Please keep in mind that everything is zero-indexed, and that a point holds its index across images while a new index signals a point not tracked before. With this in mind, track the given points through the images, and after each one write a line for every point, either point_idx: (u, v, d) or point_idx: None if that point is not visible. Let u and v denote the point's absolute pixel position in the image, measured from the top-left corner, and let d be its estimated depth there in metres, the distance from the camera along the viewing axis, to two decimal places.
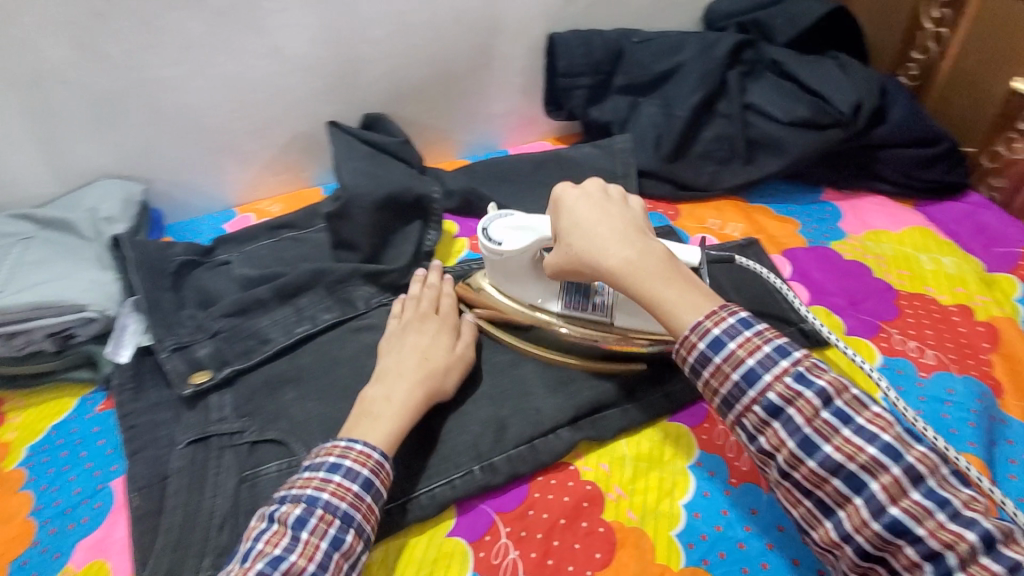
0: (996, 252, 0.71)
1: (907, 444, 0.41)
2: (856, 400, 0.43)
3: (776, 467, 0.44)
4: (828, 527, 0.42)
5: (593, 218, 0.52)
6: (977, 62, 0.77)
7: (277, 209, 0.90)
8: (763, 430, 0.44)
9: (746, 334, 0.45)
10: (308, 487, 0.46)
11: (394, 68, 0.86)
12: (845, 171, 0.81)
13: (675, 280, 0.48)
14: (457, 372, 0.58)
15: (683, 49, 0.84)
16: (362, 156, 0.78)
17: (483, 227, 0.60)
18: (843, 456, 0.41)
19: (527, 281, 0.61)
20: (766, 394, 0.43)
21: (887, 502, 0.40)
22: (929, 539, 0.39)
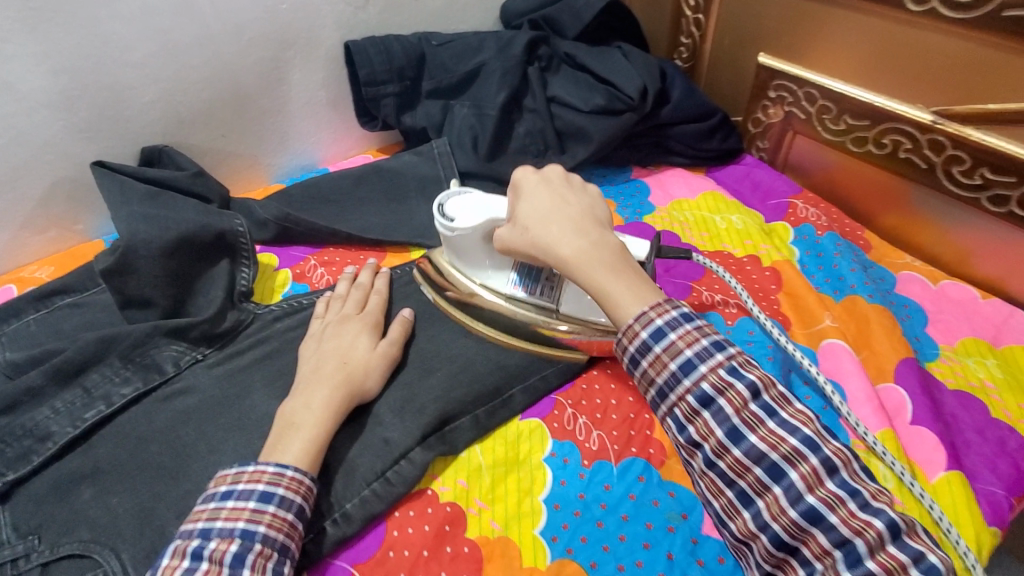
0: (771, 204, 0.80)
1: (825, 437, 0.42)
2: (781, 396, 0.44)
3: (701, 458, 0.44)
4: (746, 518, 0.43)
5: (553, 204, 0.52)
6: (729, 43, 0.89)
7: (46, 274, 0.75)
8: (692, 420, 0.44)
9: (686, 326, 0.45)
10: (239, 519, 0.43)
11: (168, 93, 0.76)
12: (645, 149, 0.88)
13: (623, 272, 0.48)
14: (379, 371, 0.56)
15: (483, 49, 0.85)
16: (140, 197, 0.67)
17: (440, 203, 0.61)
18: (766, 445, 0.42)
19: (479, 261, 0.62)
20: (699, 383, 0.44)
21: (804, 491, 0.41)
22: (841, 526, 0.39)
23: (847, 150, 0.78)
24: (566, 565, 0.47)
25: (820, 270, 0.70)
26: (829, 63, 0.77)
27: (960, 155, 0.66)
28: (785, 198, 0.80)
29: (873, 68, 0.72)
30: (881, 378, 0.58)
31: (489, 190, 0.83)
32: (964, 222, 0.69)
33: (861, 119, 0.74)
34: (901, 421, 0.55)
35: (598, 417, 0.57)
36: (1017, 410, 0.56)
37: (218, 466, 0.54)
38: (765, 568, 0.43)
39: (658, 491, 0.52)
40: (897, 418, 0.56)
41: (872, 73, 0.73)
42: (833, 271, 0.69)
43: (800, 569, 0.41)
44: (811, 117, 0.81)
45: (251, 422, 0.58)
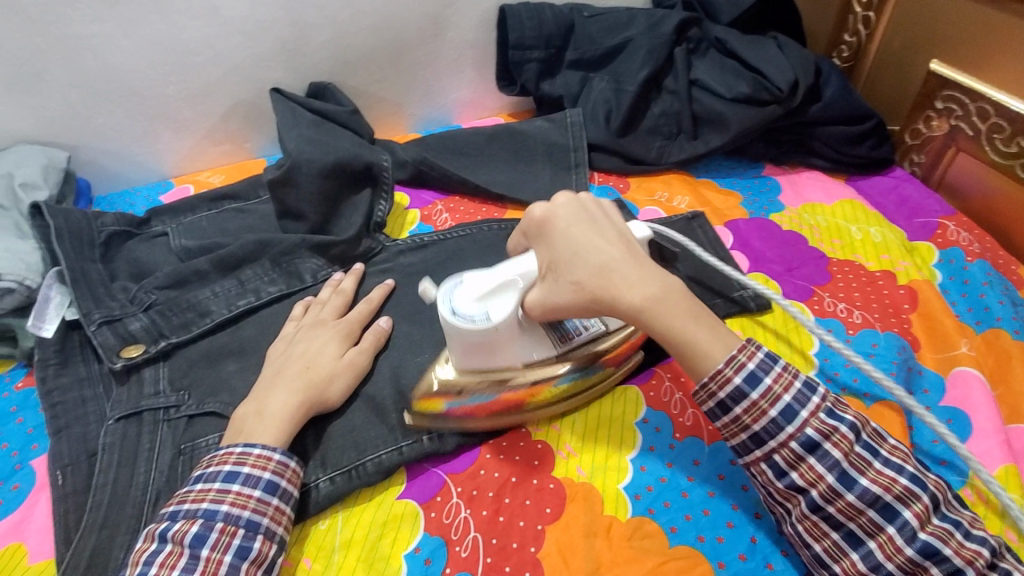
0: (917, 222, 0.75)
1: (925, 473, 0.44)
2: (875, 433, 0.46)
3: (804, 502, 0.45)
4: (854, 558, 0.44)
5: (604, 242, 0.50)
6: (900, 45, 0.82)
7: (217, 181, 0.86)
8: (797, 467, 0.45)
9: (779, 369, 0.46)
10: (204, 500, 0.44)
11: (340, 35, 0.84)
12: (783, 147, 0.84)
13: (701, 316, 0.48)
14: (344, 381, 0.54)
15: (633, 25, 0.85)
16: (307, 123, 0.75)
17: (450, 314, 0.49)
18: (879, 487, 0.43)
19: (518, 342, 0.52)
20: (805, 430, 0.45)
21: (917, 528, 0.42)
22: (955, 557, 0.42)
23: (1014, 176, 0.71)
24: (646, 522, 0.49)
25: (963, 298, 0.65)
26: (1013, 78, 0.70)
27: None
28: (935, 217, 0.75)
29: None
30: (1013, 418, 0.56)
31: (614, 166, 0.84)
32: None
33: None
34: None
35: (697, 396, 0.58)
36: None
37: None
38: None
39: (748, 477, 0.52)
40: (1022, 460, 0.53)
41: None
42: (978, 301, 0.65)
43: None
44: (979, 135, 0.74)
45: None
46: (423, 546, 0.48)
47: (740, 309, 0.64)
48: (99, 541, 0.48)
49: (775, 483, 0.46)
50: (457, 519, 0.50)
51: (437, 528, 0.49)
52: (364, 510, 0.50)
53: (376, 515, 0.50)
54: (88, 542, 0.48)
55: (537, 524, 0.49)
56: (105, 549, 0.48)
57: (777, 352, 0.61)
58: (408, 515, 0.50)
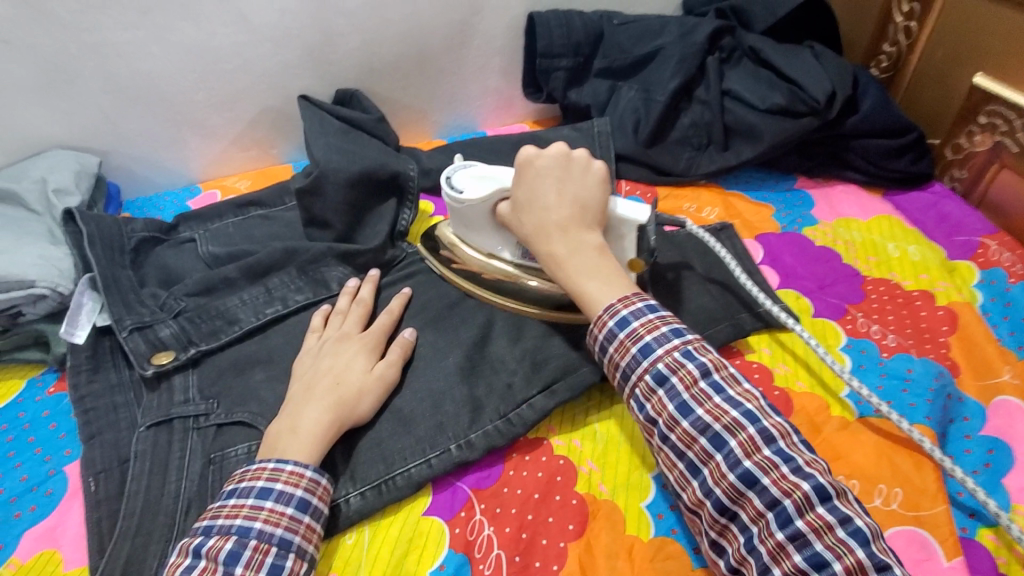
0: (957, 240, 0.72)
1: (764, 412, 0.44)
2: (730, 376, 0.46)
3: (657, 434, 0.46)
4: (694, 487, 0.44)
5: (545, 194, 0.55)
6: (943, 56, 0.80)
7: (244, 186, 0.86)
8: (650, 399, 0.46)
9: (650, 316, 0.48)
10: (237, 517, 0.44)
11: (368, 42, 0.84)
12: (817, 159, 0.82)
13: (600, 272, 0.51)
14: (373, 395, 0.54)
15: (664, 33, 0.84)
16: (335, 131, 0.75)
17: (449, 175, 0.63)
18: (711, 417, 0.44)
19: (489, 231, 0.63)
20: (656, 364, 0.46)
21: (742, 456, 0.42)
22: (772, 487, 0.41)
23: None
24: (669, 543, 0.48)
25: (1004, 321, 0.64)
26: None
27: None
28: (975, 236, 0.72)
29: None
30: None
31: (641, 176, 0.82)
32: None
33: None
34: None
35: None
36: None
37: None
38: (710, 536, 0.44)
39: None
40: None
41: None
42: (1021, 325, 0.63)
43: (739, 535, 0.42)
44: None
45: None
46: (451, 564, 0.48)
47: (770, 326, 0.62)
48: (132, 549, 0.49)
49: (638, 418, 0.48)
50: (481, 535, 0.49)
51: (463, 545, 0.49)
52: (390, 525, 0.50)
53: (402, 531, 0.50)
54: (122, 551, 0.48)
55: (560, 541, 0.48)
56: (139, 557, 0.48)
57: (808, 371, 0.60)
58: (434, 531, 0.50)
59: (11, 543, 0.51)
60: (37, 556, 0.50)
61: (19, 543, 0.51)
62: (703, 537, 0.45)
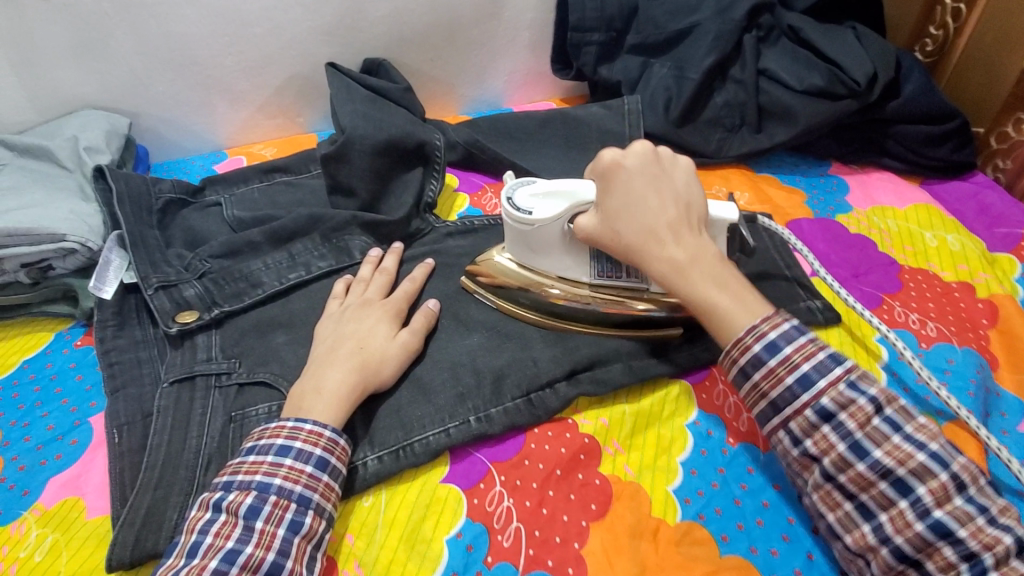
0: (999, 232, 0.70)
1: (952, 453, 0.42)
2: (904, 408, 0.43)
3: (817, 471, 0.44)
4: (863, 531, 0.42)
5: (649, 199, 0.51)
6: (992, 40, 0.76)
7: (269, 153, 0.87)
8: (810, 435, 0.44)
9: (804, 340, 0.45)
10: (257, 472, 0.45)
11: (398, 11, 0.83)
12: (854, 145, 0.79)
13: (726, 284, 0.49)
14: (396, 362, 0.54)
15: (700, 9, 0.81)
16: (362, 99, 0.75)
17: (507, 196, 0.56)
18: (893, 461, 0.42)
19: (559, 253, 0.57)
20: (820, 399, 0.43)
21: (932, 506, 0.41)
22: (970, 541, 0.40)
23: None
24: (696, 528, 0.47)
25: None
26: None
27: None
28: (1017, 229, 0.70)
29: None
30: None
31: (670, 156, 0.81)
32: None
33: None
34: None
35: None
36: None
37: None
38: None
39: None
40: None
41: None
42: None
43: None
44: None
45: None
46: (465, 531, 0.48)
47: (812, 318, 0.60)
48: (154, 500, 0.49)
49: (790, 452, 0.45)
50: (500, 508, 0.49)
51: (481, 515, 0.48)
52: (408, 490, 0.50)
53: (419, 497, 0.50)
54: (144, 500, 0.49)
55: (582, 520, 0.48)
56: (161, 508, 0.49)
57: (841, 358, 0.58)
58: (451, 499, 0.50)
59: (36, 489, 0.52)
60: (61, 503, 0.51)
61: (45, 490, 0.52)
62: (862, 572, 0.44)
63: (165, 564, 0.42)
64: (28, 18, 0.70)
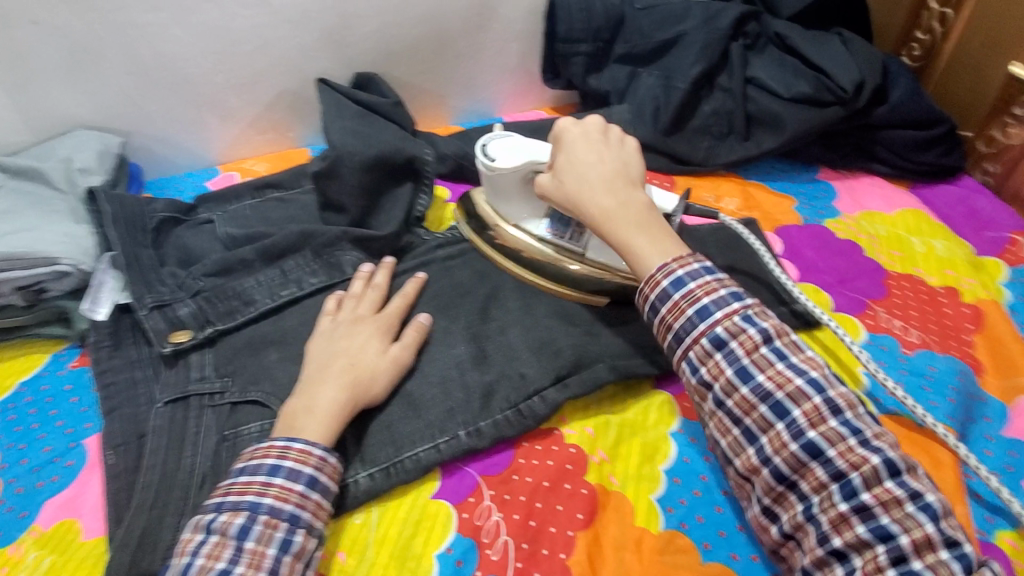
0: (987, 236, 0.70)
1: (831, 381, 0.44)
2: (793, 344, 0.46)
3: (710, 399, 0.46)
4: (749, 453, 0.45)
5: (587, 158, 0.57)
6: (980, 45, 0.76)
7: (262, 169, 0.88)
8: (705, 363, 0.46)
9: (707, 277, 0.48)
10: (247, 493, 0.45)
11: (387, 25, 0.83)
12: (844, 151, 0.79)
13: (648, 228, 0.52)
14: (387, 377, 0.55)
15: (687, 18, 0.81)
16: (351, 115, 0.75)
17: (483, 143, 0.65)
18: (773, 384, 0.44)
19: (516, 201, 0.66)
20: (714, 327, 0.46)
21: (807, 427, 0.43)
22: (838, 460, 0.42)
23: None
24: (678, 536, 0.49)
25: None
26: None
27: None
28: (1006, 232, 0.70)
29: None
30: None
31: (659, 165, 0.81)
32: None
33: None
34: None
35: None
36: None
37: None
38: (763, 503, 0.45)
39: None
40: None
41: None
42: None
43: (798, 504, 0.43)
44: None
45: None
46: (455, 546, 0.48)
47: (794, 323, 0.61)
48: (149, 520, 0.50)
49: (690, 382, 0.48)
50: (489, 522, 0.49)
51: (470, 530, 0.49)
52: (399, 506, 0.51)
53: (410, 513, 0.50)
54: (139, 520, 0.50)
55: (569, 530, 0.48)
56: (155, 529, 0.50)
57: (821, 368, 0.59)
58: (441, 514, 0.50)
59: (34, 511, 0.53)
60: (58, 525, 0.52)
61: (42, 512, 0.53)
62: (752, 502, 0.46)
63: None
64: (20, 42, 0.70)
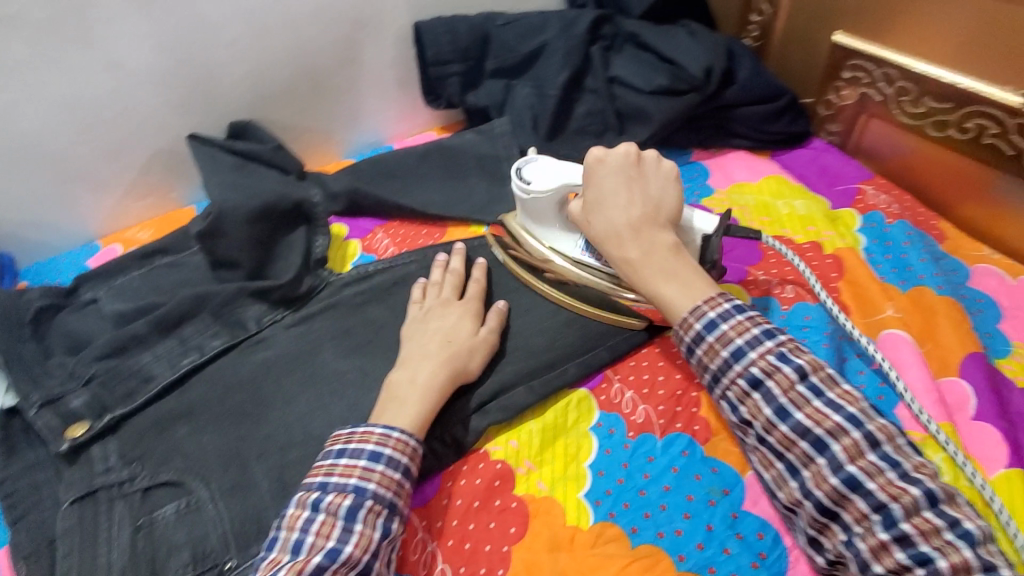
0: (838, 189, 0.78)
1: (869, 415, 0.44)
2: (829, 377, 0.46)
3: (753, 433, 0.48)
4: (791, 487, 0.46)
5: (618, 198, 0.56)
6: (805, 19, 0.84)
7: (145, 236, 0.84)
8: (744, 401, 0.48)
9: (738, 318, 0.49)
10: (352, 475, 0.47)
11: (254, 72, 0.82)
12: (706, 131, 0.86)
13: (677, 275, 0.52)
14: (482, 353, 0.58)
15: (546, 28, 0.85)
16: (228, 168, 0.74)
17: (518, 166, 0.63)
18: (811, 422, 0.45)
19: (552, 224, 0.64)
20: (749, 367, 0.47)
21: (846, 461, 0.43)
22: (878, 493, 0.42)
23: (927, 136, 0.73)
24: (608, 527, 0.50)
25: (887, 259, 0.68)
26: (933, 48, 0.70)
27: None
28: (853, 183, 0.78)
29: (977, 55, 0.66)
30: (944, 372, 0.57)
31: None
32: None
33: (944, 102, 0.70)
34: (963, 416, 0.54)
35: (645, 392, 0.59)
36: None
37: (294, 414, 0.59)
38: (809, 533, 0.46)
39: (702, 465, 0.53)
40: (957, 413, 0.54)
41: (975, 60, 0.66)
42: (901, 261, 0.67)
43: (840, 534, 0.43)
44: (888, 100, 0.77)
45: (323, 378, 0.62)
46: None
47: None
48: None
49: (733, 419, 0.50)
50: (425, 553, 0.49)
51: (407, 567, 0.49)
52: None
53: None
54: None
55: (503, 546, 0.49)
56: None
57: None
58: None
59: None
60: None
61: None
62: (801, 532, 0.47)
63: (267, 562, 0.44)
64: None
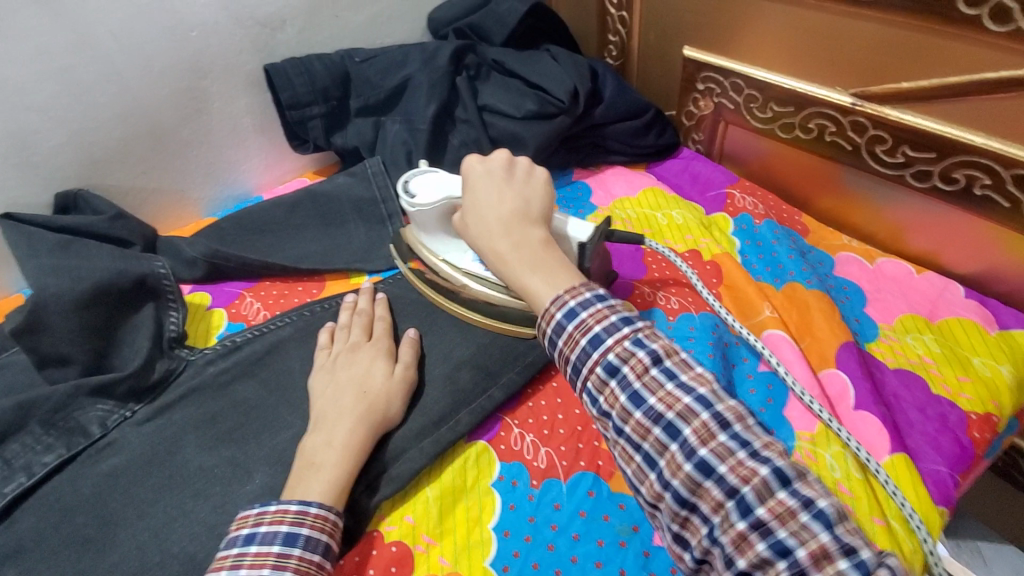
0: (710, 196, 0.81)
1: (717, 394, 0.37)
2: (684, 360, 0.38)
3: (612, 428, 0.39)
4: (651, 481, 0.37)
5: (487, 197, 0.50)
6: (655, 37, 0.88)
7: None
8: (604, 394, 0.39)
9: (599, 306, 0.40)
10: (265, 565, 0.41)
11: (78, 134, 0.72)
12: (583, 151, 0.88)
13: (545, 266, 0.45)
14: (400, 398, 0.54)
15: (407, 62, 0.83)
16: (50, 247, 0.64)
17: (404, 180, 0.62)
18: (662, 406, 0.37)
19: (439, 235, 0.63)
20: (606, 355, 0.39)
21: (697, 444, 0.35)
22: (730, 479, 0.34)
23: (777, 137, 0.78)
24: None
25: (760, 259, 0.70)
26: (768, 58, 0.74)
27: (881, 135, 0.66)
28: (723, 188, 0.81)
29: (808, 62, 0.70)
30: (823, 365, 0.59)
31: None
32: (895, 200, 0.69)
33: (787, 106, 0.74)
34: (845, 407, 0.56)
35: (546, 433, 0.56)
36: (956, 383, 0.57)
37: (153, 527, 0.51)
38: (672, 529, 0.37)
39: (609, 504, 0.51)
40: (837, 403, 0.56)
41: (806, 68, 0.71)
42: (773, 259, 0.70)
43: (702, 529, 0.35)
44: (739, 108, 0.80)
45: (186, 477, 0.54)
46: None
47: None
48: None
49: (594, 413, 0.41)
50: None
51: None
52: None
53: None
54: None
55: None
56: None
57: None
58: None
59: None
60: None
61: None
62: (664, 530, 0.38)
63: None
64: None
